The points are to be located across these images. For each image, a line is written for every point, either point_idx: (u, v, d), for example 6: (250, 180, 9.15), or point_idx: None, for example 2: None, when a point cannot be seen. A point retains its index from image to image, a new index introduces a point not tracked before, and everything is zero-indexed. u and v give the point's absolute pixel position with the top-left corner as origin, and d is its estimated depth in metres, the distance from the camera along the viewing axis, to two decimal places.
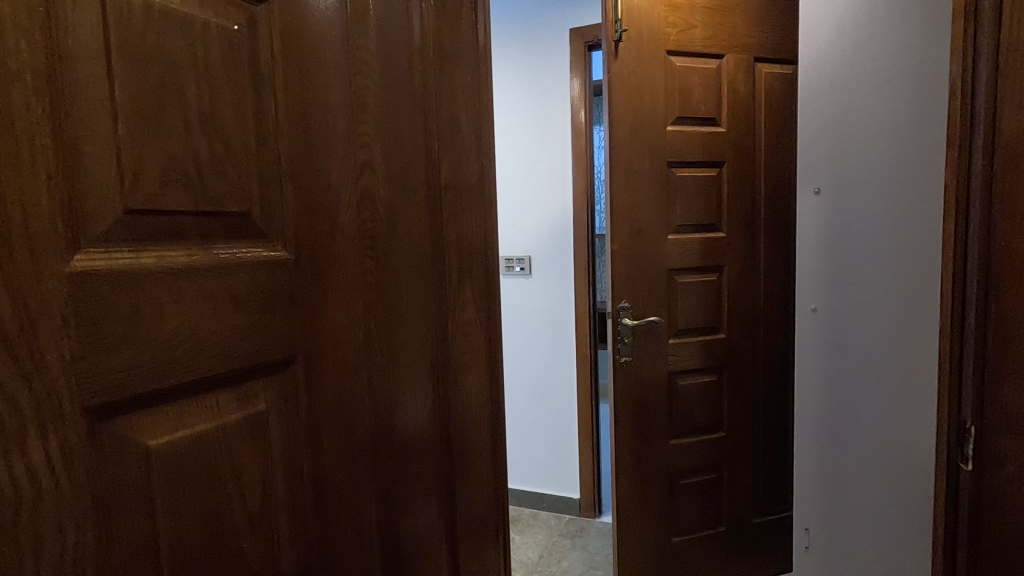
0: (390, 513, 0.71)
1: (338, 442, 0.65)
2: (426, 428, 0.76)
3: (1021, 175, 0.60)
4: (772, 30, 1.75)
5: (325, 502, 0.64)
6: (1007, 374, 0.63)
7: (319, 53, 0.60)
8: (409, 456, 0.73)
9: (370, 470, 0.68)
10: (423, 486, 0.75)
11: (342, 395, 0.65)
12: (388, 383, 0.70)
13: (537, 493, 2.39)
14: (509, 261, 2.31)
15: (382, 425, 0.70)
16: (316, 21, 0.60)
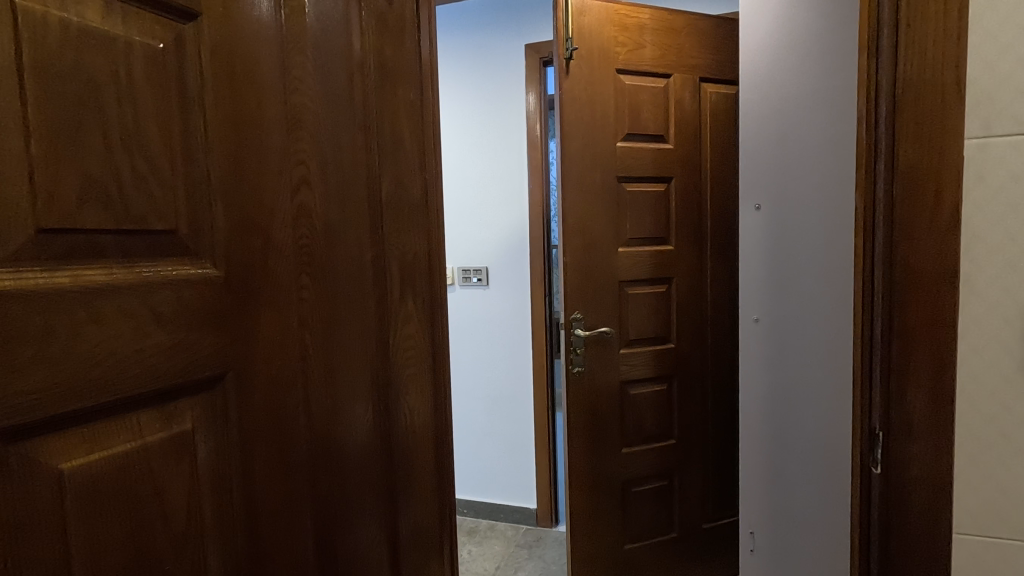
0: (329, 528, 0.71)
1: (271, 458, 0.64)
2: (368, 444, 0.76)
3: (916, 199, 0.65)
4: (717, 52, 1.83)
5: (258, 519, 0.64)
6: (911, 383, 0.68)
7: (253, 70, 0.61)
8: (349, 472, 0.73)
9: (307, 486, 0.68)
10: (362, 500, 0.75)
11: (277, 411, 0.65)
12: (327, 399, 0.70)
13: (495, 504, 2.39)
14: (466, 272, 2.32)
15: (320, 442, 0.69)
16: (252, 39, 0.61)
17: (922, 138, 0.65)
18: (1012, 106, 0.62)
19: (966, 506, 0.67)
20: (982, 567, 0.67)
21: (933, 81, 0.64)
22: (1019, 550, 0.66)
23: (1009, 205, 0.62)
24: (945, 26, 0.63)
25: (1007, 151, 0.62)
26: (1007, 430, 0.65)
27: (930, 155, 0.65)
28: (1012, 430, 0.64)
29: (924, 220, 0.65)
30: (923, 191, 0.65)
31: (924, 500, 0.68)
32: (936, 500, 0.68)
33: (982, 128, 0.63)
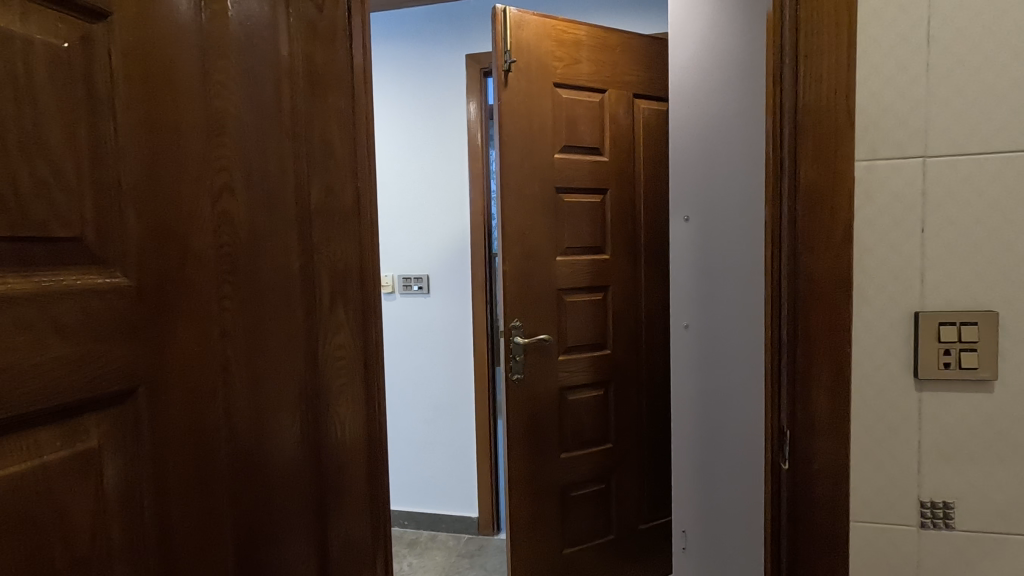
0: (252, 543, 0.69)
1: (188, 474, 0.62)
2: (295, 455, 0.74)
3: (815, 214, 0.71)
4: (649, 70, 1.92)
5: (172, 540, 0.61)
6: (813, 383, 0.73)
7: (170, 71, 0.59)
8: (275, 483, 0.72)
9: (226, 502, 0.66)
10: (285, 514, 0.73)
11: (195, 424, 0.63)
12: (252, 409, 0.69)
13: (436, 514, 2.37)
14: (406, 279, 2.30)
15: (244, 453, 0.68)
16: (168, 40, 0.59)
17: (820, 159, 0.71)
18: (894, 133, 0.69)
19: (861, 495, 0.73)
20: (876, 552, 0.73)
21: (828, 108, 0.70)
22: (906, 534, 0.72)
23: (892, 221, 0.70)
24: (836, 58, 0.69)
25: (890, 174, 0.69)
26: (894, 424, 0.72)
27: (828, 175, 0.71)
28: (898, 424, 0.72)
29: (823, 233, 0.71)
30: (821, 208, 0.71)
31: (825, 492, 0.74)
32: (837, 491, 0.74)
33: (870, 152, 0.70)
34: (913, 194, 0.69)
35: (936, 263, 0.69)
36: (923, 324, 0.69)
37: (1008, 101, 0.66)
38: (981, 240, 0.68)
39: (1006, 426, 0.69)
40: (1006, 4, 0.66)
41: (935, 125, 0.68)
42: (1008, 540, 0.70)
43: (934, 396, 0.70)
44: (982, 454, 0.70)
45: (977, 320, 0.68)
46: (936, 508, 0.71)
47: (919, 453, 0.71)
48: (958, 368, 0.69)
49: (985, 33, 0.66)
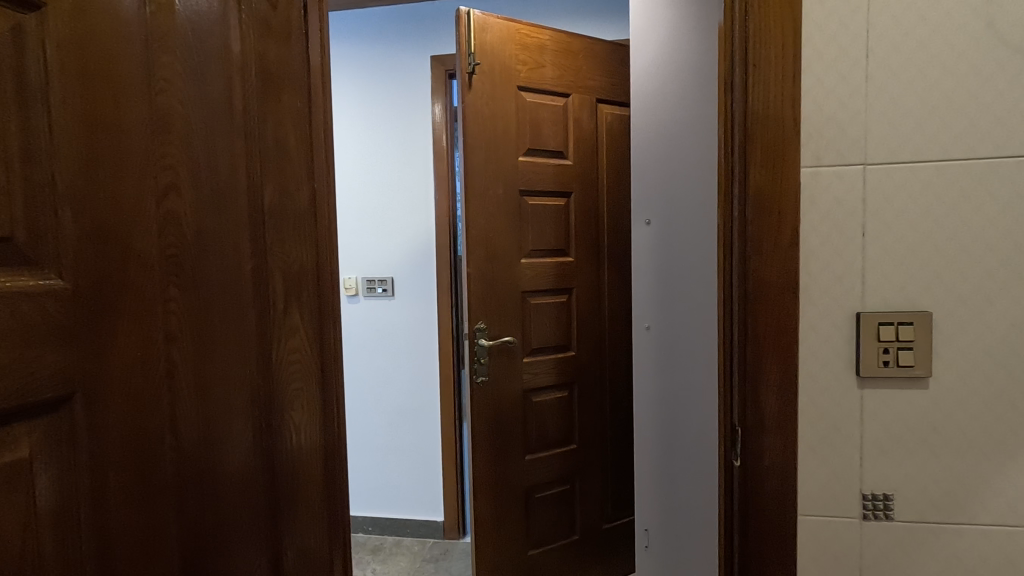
0: (199, 555, 0.68)
1: (128, 482, 0.62)
2: (247, 464, 0.72)
3: (763, 218, 0.73)
4: (611, 76, 1.94)
5: (110, 549, 0.61)
6: (763, 382, 0.75)
7: (110, 67, 0.59)
8: (223, 493, 0.70)
9: (172, 512, 0.65)
10: (238, 525, 0.72)
11: (137, 430, 0.62)
12: (199, 415, 0.67)
13: (401, 519, 2.34)
14: (369, 281, 2.27)
15: (188, 462, 0.67)
16: (111, 34, 0.59)
17: (767, 165, 0.73)
18: (836, 141, 0.72)
19: (807, 490, 0.76)
20: (821, 544, 0.76)
21: (775, 116, 0.72)
22: (849, 526, 0.75)
23: (835, 226, 0.73)
24: (783, 68, 0.72)
25: (833, 181, 0.72)
26: (837, 421, 0.75)
27: (775, 180, 0.73)
28: (841, 421, 0.75)
29: (771, 236, 0.74)
30: (770, 212, 0.73)
31: (774, 487, 0.76)
32: (785, 487, 0.76)
33: (814, 159, 0.73)
34: (853, 199, 0.72)
35: (875, 265, 0.72)
36: (863, 324, 0.72)
37: (940, 113, 0.70)
38: (917, 244, 0.72)
39: (940, 421, 0.72)
40: (938, 20, 0.69)
41: (873, 134, 0.71)
42: (942, 530, 0.73)
43: (874, 393, 0.74)
44: (918, 448, 0.73)
45: (913, 320, 0.72)
46: (876, 500, 0.74)
47: (861, 448, 0.75)
48: (896, 366, 0.72)
49: (918, 49, 0.70)
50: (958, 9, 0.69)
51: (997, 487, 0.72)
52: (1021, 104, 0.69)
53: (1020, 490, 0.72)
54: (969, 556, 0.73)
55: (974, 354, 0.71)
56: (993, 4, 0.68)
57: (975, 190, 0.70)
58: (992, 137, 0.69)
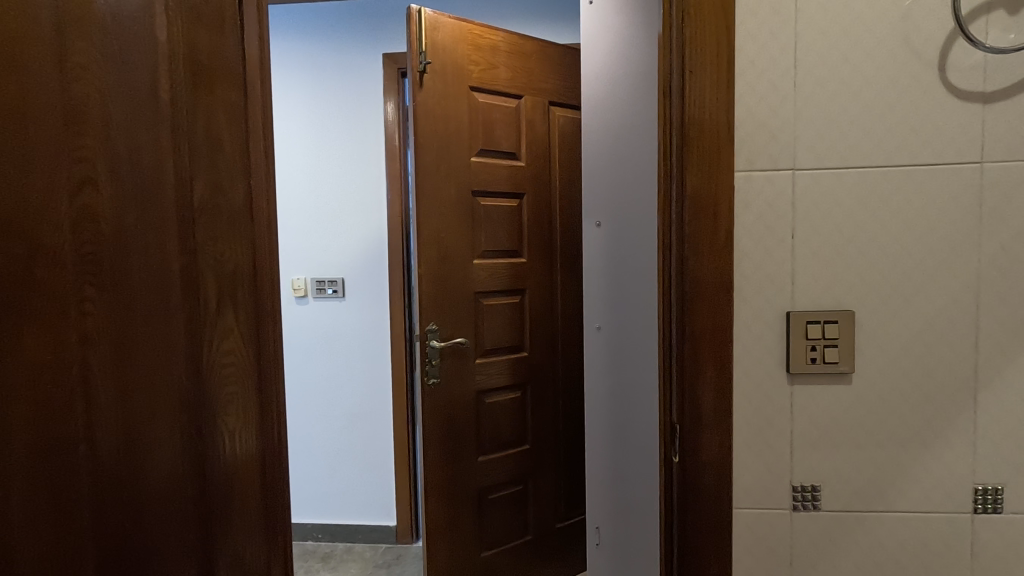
0: (115, 554, 0.69)
1: (32, 475, 0.64)
2: (172, 465, 0.72)
3: (699, 220, 0.76)
4: (564, 79, 1.96)
5: (11, 538, 0.63)
6: (701, 379, 0.77)
7: (21, 63, 0.61)
8: (142, 493, 0.70)
9: (86, 510, 0.67)
10: (162, 530, 0.72)
11: (43, 425, 0.64)
12: (114, 413, 0.68)
13: (352, 525, 2.28)
14: (319, 282, 2.21)
15: (102, 461, 0.68)
16: (25, 30, 0.61)
17: (702, 169, 0.75)
18: (767, 147, 0.75)
19: (742, 484, 0.79)
20: (755, 536, 0.79)
21: (710, 121, 0.75)
22: (780, 517, 0.78)
23: (766, 228, 0.76)
24: (717, 75, 0.74)
25: (764, 185, 0.75)
26: (769, 416, 0.77)
27: (709, 184, 0.75)
28: (773, 416, 0.77)
29: (706, 239, 0.76)
30: (705, 215, 0.75)
31: (711, 482, 0.78)
32: (721, 481, 0.78)
33: (747, 164, 0.75)
34: (783, 204, 0.75)
35: (804, 267, 0.76)
36: (793, 322, 0.75)
37: (862, 122, 0.74)
38: (842, 246, 0.75)
39: (863, 415, 0.76)
40: (860, 35, 0.73)
41: (802, 142, 0.75)
42: (866, 518, 0.77)
43: (803, 389, 0.77)
44: (843, 441, 0.77)
45: (838, 319, 0.75)
46: (805, 492, 0.78)
47: (791, 442, 0.78)
48: (823, 362, 0.75)
49: (842, 61, 0.73)
50: (876, 25, 0.73)
51: (914, 476, 0.76)
52: (933, 114, 0.73)
53: (934, 478, 0.76)
54: (889, 541, 0.77)
55: (892, 351, 0.75)
56: (908, 21, 0.72)
57: (892, 195, 0.74)
58: (907, 146, 0.74)
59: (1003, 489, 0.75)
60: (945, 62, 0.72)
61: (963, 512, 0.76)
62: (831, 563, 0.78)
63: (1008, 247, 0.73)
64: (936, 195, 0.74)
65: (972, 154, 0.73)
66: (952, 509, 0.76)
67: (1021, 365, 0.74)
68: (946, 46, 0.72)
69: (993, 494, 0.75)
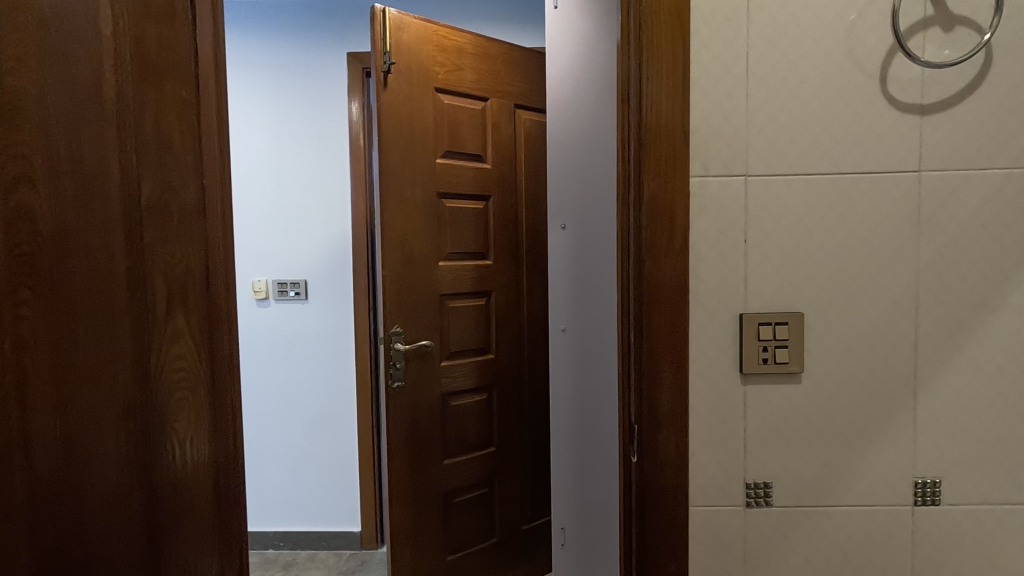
0: (51, 556, 0.68)
1: None
2: (114, 472, 0.70)
3: (657, 224, 0.77)
4: (529, 82, 1.98)
5: None
6: (658, 380, 0.79)
7: None
8: (80, 498, 0.69)
9: (20, 510, 0.67)
10: (105, 539, 0.70)
11: None
12: (50, 416, 0.67)
13: (315, 532, 2.24)
14: (281, 285, 2.16)
15: (37, 463, 0.67)
16: None
17: (659, 173, 0.77)
18: (722, 154, 0.77)
19: (698, 482, 0.80)
20: (710, 533, 0.80)
21: (666, 127, 0.76)
22: (734, 514, 0.80)
23: (720, 232, 0.78)
24: (673, 82, 0.76)
25: (718, 190, 0.77)
26: (724, 415, 0.80)
27: (666, 188, 0.77)
28: (727, 415, 0.80)
29: (663, 242, 0.77)
30: (662, 219, 0.77)
31: (669, 481, 0.80)
32: (678, 480, 0.80)
33: (702, 169, 0.77)
34: (736, 208, 0.78)
35: (756, 270, 0.78)
36: (746, 324, 0.78)
37: (810, 130, 0.77)
38: (791, 250, 0.78)
39: (812, 413, 0.79)
40: (808, 46, 0.76)
41: (754, 149, 0.77)
42: (815, 513, 0.80)
43: (756, 389, 0.79)
44: (793, 438, 0.80)
45: (788, 320, 0.78)
46: (758, 488, 0.80)
47: (744, 440, 0.80)
48: (774, 363, 0.78)
49: (791, 71, 0.76)
50: (823, 37, 0.76)
51: (859, 471, 0.80)
52: (875, 124, 0.76)
53: (877, 473, 0.79)
54: (836, 535, 0.80)
55: (839, 351, 0.78)
56: (852, 34, 0.75)
57: (838, 201, 0.77)
58: (852, 154, 0.77)
59: (941, 482, 0.79)
60: (886, 75, 0.76)
61: (904, 505, 0.79)
62: (781, 558, 0.81)
63: (944, 252, 0.77)
64: (879, 202, 0.77)
65: (911, 163, 0.77)
66: (894, 502, 0.80)
67: (957, 364, 0.78)
68: (887, 60, 0.75)
69: (931, 487, 0.79)
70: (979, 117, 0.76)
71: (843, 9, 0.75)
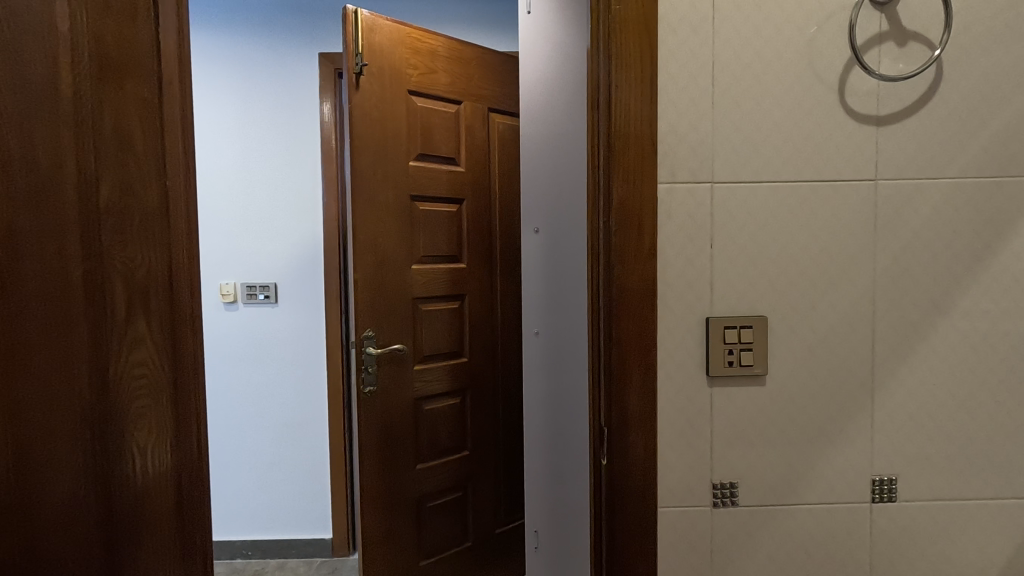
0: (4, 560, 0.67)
1: None
2: (70, 478, 0.69)
3: (625, 229, 0.78)
4: (503, 87, 1.98)
5: None
6: (628, 383, 0.80)
7: None
8: (35, 503, 0.68)
9: None
10: (60, 549, 0.69)
11: None
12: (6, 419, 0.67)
13: (285, 540, 2.19)
14: (250, 288, 2.12)
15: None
16: None
17: (628, 179, 0.78)
18: (688, 161, 0.79)
19: (666, 483, 0.82)
20: (678, 532, 0.82)
21: (634, 134, 0.77)
22: (701, 514, 0.82)
23: (687, 238, 0.79)
24: (641, 90, 0.77)
25: (685, 197, 0.79)
26: (691, 417, 0.81)
27: (634, 194, 0.78)
28: (694, 417, 0.81)
29: (631, 247, 0.78)
30: (631, 224, 0.78)
31: (638, 482, 0.81)
32: (646, 481, 0.81)
33: (669, 176, 0.79)
34: (703, 215, 0.79)
35: (722, 275, 0.80)
36: (712, 328, 0.79)
37: (773, 139, 0.79)
38: (755, 255, 0.80)
39: (775, 414, 0.81)
40: (770, 58, 0.78)
41: (719, 156, 0.79)
42: (778, 511, 0.82)
43: (722, 391, 0.81)
44: (758, 439, 0.81)
45: (753, 324, 0.79)
46: (724, 489, 0.82)
47: (711, 441, 0.81)
48: (739, 365, 0.80)
49: (754, 81, 0.78)
50: (784, 49, 0.78)
51: (821, 470, 0.82)
52: (834, 134, 0.79)
53: (837, 471, 0.82)
54: (798, 532, 0.82)
55: (801, 353, 0.80)
56: (812, 47, 0.78)
57: (799, 208, 0.80)
58: (813, 163, 0.79)
59: (897, 479, 0.82)
60: (844, 87, 0.78)
61: (862, 502, 0.82)
62: (747, 556, 0.82)
63: (900, 258, 0.80)
64: (838, 209, 0.80)
65: (868, 172, 0.79)
66: (854, 500, 0.82)
67: (911, 365, 0.81)
68: (845, 73, 0.78)
69: (888, 484, 0.82)
70: (931, 129, 0.79)
71: (804, 23, 0.78)
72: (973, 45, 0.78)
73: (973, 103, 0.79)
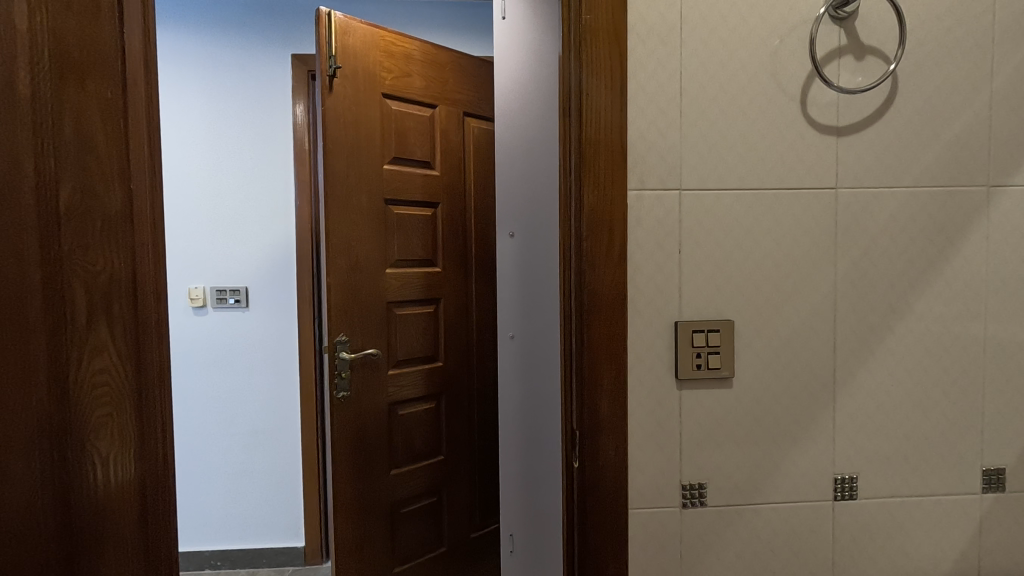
0: None
1: None
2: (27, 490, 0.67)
3: (597, 235, 0.79)
4: (477, 91, 1.99)
5: None
6: (599, 386, 0.81)
7: None
8: None
9: None
10: (15, 564, 0.66)
11: None
12: None
13: (255, 550, 2.14)
14: (220, 292, 2.08)
15: None
16: None
17: (599, 186, 0.79)
18: (657, 168, 0.80)
19: (636, 485, 0.83)
20: (648, 533, 0.83)
21: (605, 142, 0.79)
22: (671, 514, 0.83)
23: (656, 244, 0.81)
24: (612, 98, 0.79)
25: (654, 204, 0.81)
26: (661, 419, 0.82)
27: (605, 201, 0.79)
28: (664, 419, 0.82)
29: (602, 253, 0.79)
30: (601, 230, 0.79)
31: (609, 485, 0.82)
32: (618, 483, 0.82)
33: (639, 183, 0.80)
34: (671, 221, 0.81)
35: (690, 280, 0.81)
36: (680, 332, 0.81)
37: (738, 148, 0.81)
38: (722, 261, 0.82)
39: (741, 415, 0.83)
40: (735, 68, 0.80)
41: (687, 164, 0.81)
42: (746, 511, 0.84)
43: (690, 393, 0.82)
44: (725, 440, 0.83)
45: (720, 327, 0.81)
46: (693, 489, 0.83)
47: (680, 443, 0.83)
48: (706, 368, 0.81)
49: (720, 91, 0.80)
50: (749, 60, 0.80)
51: (785, 470, 0.84)
52: (796, 144, 0.82)
53: (801, 471, 0.84)
54: (764, 531, 0.84)
55: (766, 356, 0.83)
56: (775, 59, 0.80)
57: (764, 215, 0.82)
58: (776, 171, 0.82)
59: (858, 477, 0.85)
60: (806, 98, 0.81)
61: (825, 500, 0.85)
62: (715, 555, 0.84)
63: (859, 263, 0.83)
64: (800, 216, 0.82)
65: (828, 181, 0.82)
66: (817, 498, 0.84)
67: (870, 367, 0.84)
68: (806, 85, 0.81)
69: (849, 482, 0.85)
70: (886, 140, 0.82)
71: (767, 35, 0.80)
72: (926, 60, 0.82)
73: (926, 115, 0.82)
